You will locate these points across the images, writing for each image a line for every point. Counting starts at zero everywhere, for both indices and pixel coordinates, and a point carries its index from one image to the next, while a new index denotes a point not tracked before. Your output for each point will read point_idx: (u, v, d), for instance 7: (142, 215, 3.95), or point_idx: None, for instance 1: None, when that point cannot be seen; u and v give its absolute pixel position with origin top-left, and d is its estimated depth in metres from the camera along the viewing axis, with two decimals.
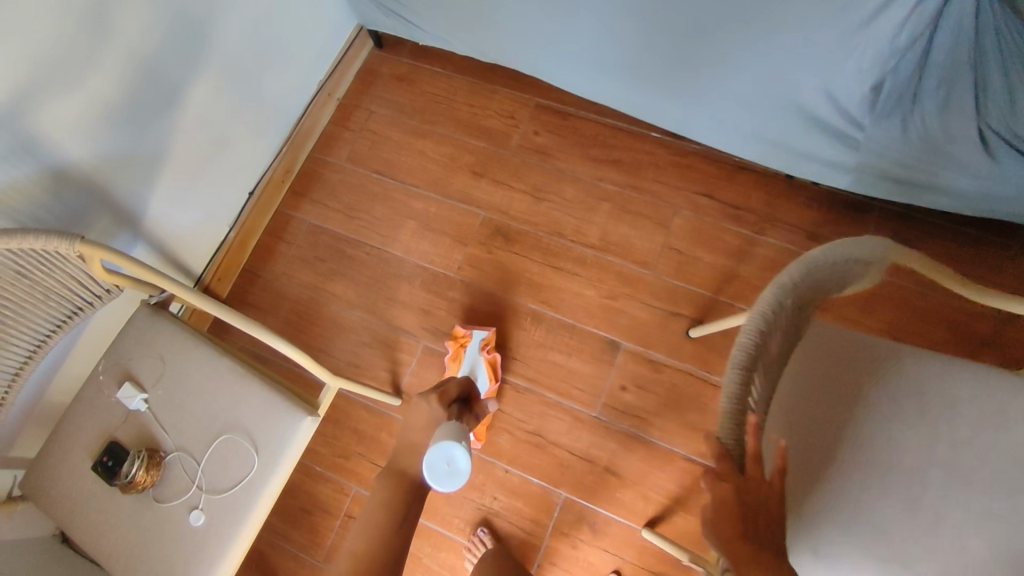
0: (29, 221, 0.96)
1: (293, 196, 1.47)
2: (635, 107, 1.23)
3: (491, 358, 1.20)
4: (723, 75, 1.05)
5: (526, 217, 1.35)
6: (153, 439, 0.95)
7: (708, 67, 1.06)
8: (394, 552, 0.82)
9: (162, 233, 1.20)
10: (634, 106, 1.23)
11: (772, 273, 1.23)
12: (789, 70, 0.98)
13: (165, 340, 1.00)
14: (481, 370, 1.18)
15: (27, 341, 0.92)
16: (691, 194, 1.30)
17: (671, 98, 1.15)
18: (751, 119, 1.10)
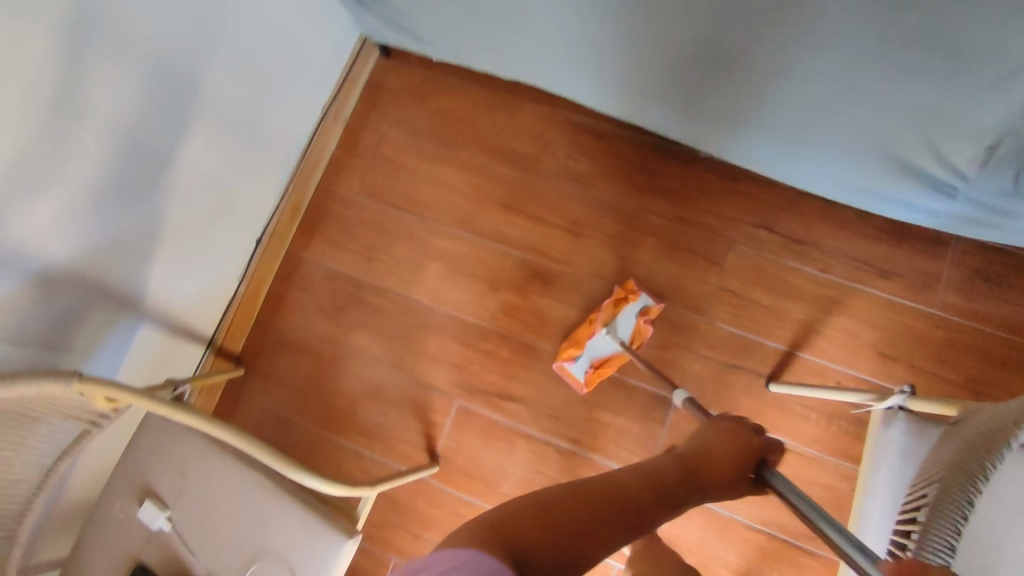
0: (20, 336, 0.83)
1: (304, 235, 1.35)
2: (686, 136, 1.08)
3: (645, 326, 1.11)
4: (803, 114, 0.89)
5: (564, 257, 1.23)
6: (181, 562, 0.88)
7: (785, 104, 0.89)
8: (632, 503, 0.53)
9: (165, 307, 1.09)
10: (684, 135, 1.07)
11: (842, 318, 1.09)
12: (887, 115, 0.82)
13: (181, 449, 0.91)
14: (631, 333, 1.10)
15: (33, 471, 0.83)
16: (745, 226, 1.16)
17: (732, 132, 0.99)
18: (830, 159, 0.95)
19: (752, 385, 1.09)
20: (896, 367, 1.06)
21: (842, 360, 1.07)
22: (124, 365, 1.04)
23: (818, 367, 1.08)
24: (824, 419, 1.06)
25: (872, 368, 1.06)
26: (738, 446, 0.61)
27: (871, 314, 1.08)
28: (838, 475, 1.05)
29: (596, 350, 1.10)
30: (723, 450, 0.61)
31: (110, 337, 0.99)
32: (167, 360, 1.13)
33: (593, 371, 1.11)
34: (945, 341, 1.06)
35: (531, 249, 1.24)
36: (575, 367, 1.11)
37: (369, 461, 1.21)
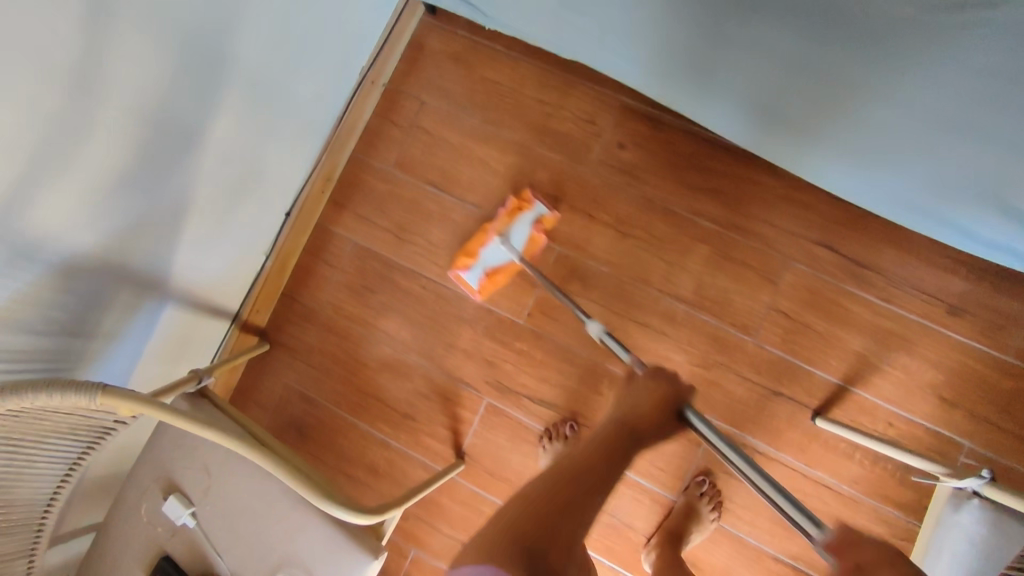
0: (39, 326, 0.79)
1: (334, 207, 1.28)
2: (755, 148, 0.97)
3: (536, 237, 1.16)
4: None
5: (608, 257, 1.15)
6: (207, 559, 0.88)
7: None
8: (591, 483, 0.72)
9: (187, 286, 1.04)
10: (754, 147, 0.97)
11: (902, 356, 1.02)
12: None
13: (207, 448, 0.91)
14: (520, 238, 1.15)
15: (57, 469, 0.81)
16: (807, 242, 1.07)
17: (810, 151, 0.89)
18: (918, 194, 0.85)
19: (795, 415, 1.05)
20: (954, 413, 1.00)
21: (896, 401, 1.02)
22: (146, 347, 1.01)
23: (870, 405, 1.03)
24: (869, 458, 1.02)
25: (927, 411, 1.01)
26: (655, 404, 0.75)
27: (935, 354, 1.01)
28: (875, 516, 1.02)
29: (489, 259, 1.15)
30: (642, 408, 0.76)
31: (132, 320, 0.95)
32: (188, 338, 1.10)
33: (486, 278, 1.15)
34: (1012, 389, 0.99)
35: (572, 245, 1.17)
36: (486, 257, 1.15)
37: (393, 449, 1.20)
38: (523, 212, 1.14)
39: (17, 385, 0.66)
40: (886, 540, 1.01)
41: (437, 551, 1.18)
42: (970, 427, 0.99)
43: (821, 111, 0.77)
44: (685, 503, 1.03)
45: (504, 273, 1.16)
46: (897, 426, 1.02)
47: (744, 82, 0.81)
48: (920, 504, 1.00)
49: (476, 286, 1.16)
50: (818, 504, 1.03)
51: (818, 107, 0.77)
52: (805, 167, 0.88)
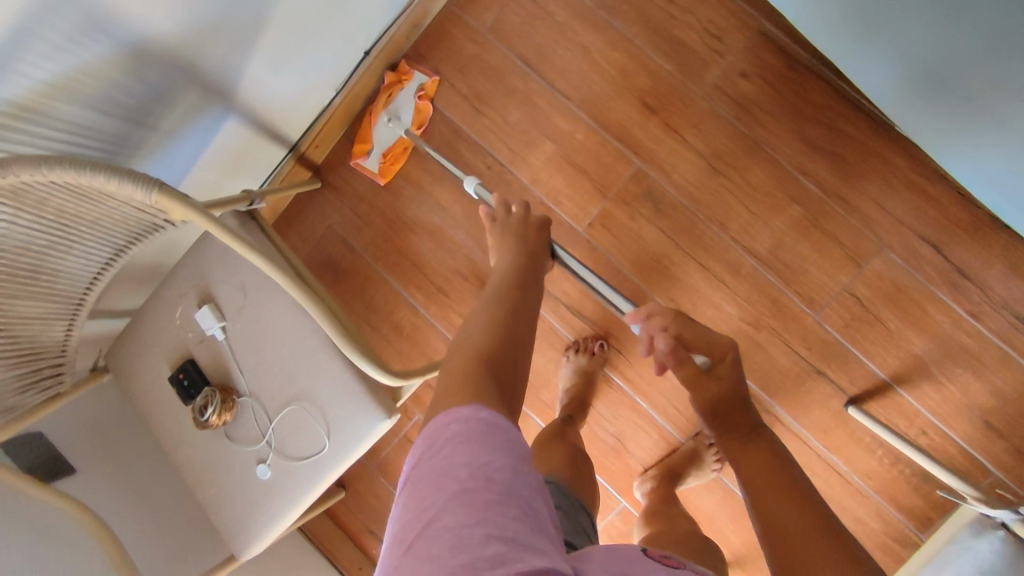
0: (104, 106, 0.77)
1: (415, 58, 1.20)
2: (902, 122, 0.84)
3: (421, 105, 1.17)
4: None
5: (689, 188, 1.08)
6: (228, 374, 0.90)
7: None
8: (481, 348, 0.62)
9: (254, 102, 1.00)
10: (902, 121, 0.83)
11: (962, 373, 0.97)
12: None
13: (248, 269, 0.90)
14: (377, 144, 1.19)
15: (104, 251, 0.81)
16: (907, 230, 0.99)
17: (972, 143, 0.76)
18: None
19: (830, 398, 1.02)
20: (995, 442, 0.96)
21: (939, 413, 0.98)
22: (204, 154, 0.98)
23: (911, 411, 0.99)
24: (889, 459, 1.00)
25: (966, 432, 0.97)
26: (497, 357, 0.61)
27: (1000, 380, 0.96)
28: (874, 513, 1.01)
29: (385, 138, 1.18)
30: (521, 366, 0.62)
31: (195, 123, 0.93)
32: (244, 157, 1.08)
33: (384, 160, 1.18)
34: None
35: (656, 166, 1.09)
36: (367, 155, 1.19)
37: (421, 317, 1.20)
38: (403, 86, 1.18)
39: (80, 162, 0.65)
40: (876, 537, 1.01)
41: None
42: (1008, 461, 0.96)
43: (997, 88, 0.66)
44: (691, 446, 1.05)
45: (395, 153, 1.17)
46: (931, 438, 0.98)
47: (927, 43, 0.69)
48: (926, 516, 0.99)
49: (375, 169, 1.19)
50: (821, 487, 1.02)
51: (987, 84, 0.67)
52: (948, 139, 0.79)
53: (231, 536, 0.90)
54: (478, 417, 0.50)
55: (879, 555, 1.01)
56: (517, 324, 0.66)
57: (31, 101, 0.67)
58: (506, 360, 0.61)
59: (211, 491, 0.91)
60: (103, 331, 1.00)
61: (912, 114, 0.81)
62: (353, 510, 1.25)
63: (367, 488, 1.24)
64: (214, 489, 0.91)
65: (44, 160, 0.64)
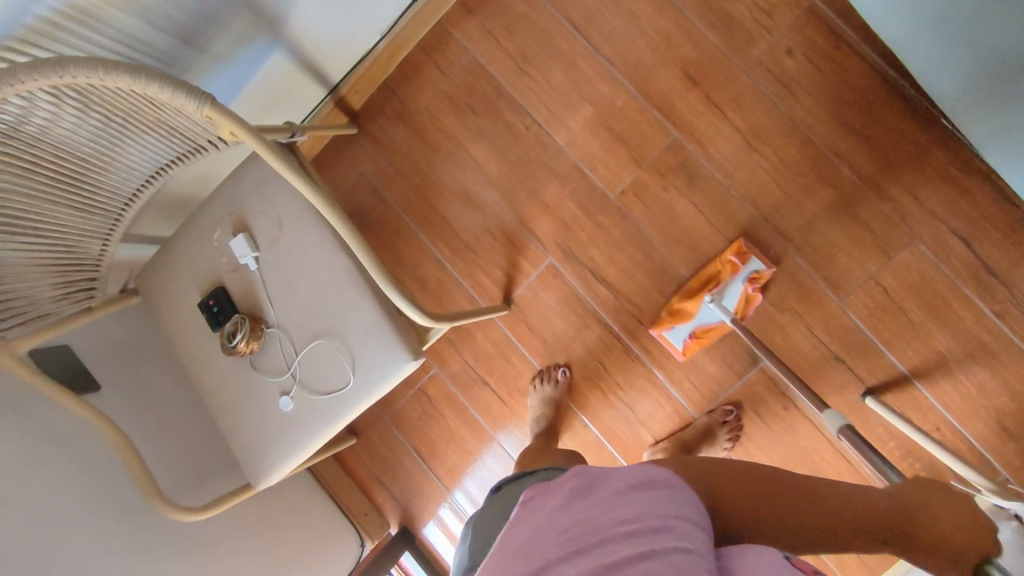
0: (158, 19, 0.76)
1: (461, 10, 1.18)
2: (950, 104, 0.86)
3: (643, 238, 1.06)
4: None
5: (726, 165, 1.08)
6: (258, 304, 0.90)
7: None
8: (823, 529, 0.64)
9: (301, 36, 0.99)
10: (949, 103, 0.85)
11: (981, 372, 0.98)
12: None
13: (285, 201, 0.90)
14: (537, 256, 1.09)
15: (146, 167, 0.81)
16: (941, 225, 0.99)
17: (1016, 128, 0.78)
18: None
19: (846, 386, 1.03)
20: (1007, 443, 0.98)
21: (954, 410, 0.99)
22: (247, 85, 0.98)
23: (926, 405, 1.00)
24: (899, 450, 1.01)
25: (979, 430, 0.98)
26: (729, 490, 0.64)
27: (1018, 382, 0.97)
28: None
29: (703, 318, 1.05)
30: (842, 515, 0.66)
31: (242, 51, 0.92)
32: (285, 93, 1.07)
33: None
34: None
35: (695, 140, 1.09)
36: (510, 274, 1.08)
37: (446, 273, 1.21)
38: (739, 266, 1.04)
39: (136, 67, 0.64)
40: None
41: (454, 376, 1.20)
42: (1017, 463, 0.97)
43: None
44: (703, 423, 1.05)
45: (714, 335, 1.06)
46: (942, 433, 1.00)
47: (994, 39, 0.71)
48: None
49: None
50: (830, 472, 1.03)
51: None
52: (994, 123, 0.81)
53: (249, 464, 0.92)
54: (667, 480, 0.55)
55: None
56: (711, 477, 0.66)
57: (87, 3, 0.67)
58: (752, 511, 0.63)
59: (232, 418, 0.92)
60: (136, 254, 1.00)
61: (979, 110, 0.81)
62: (362, 457, 1.26)
63: (378, 437, 1.25)
64: (235, 417, 0.92)
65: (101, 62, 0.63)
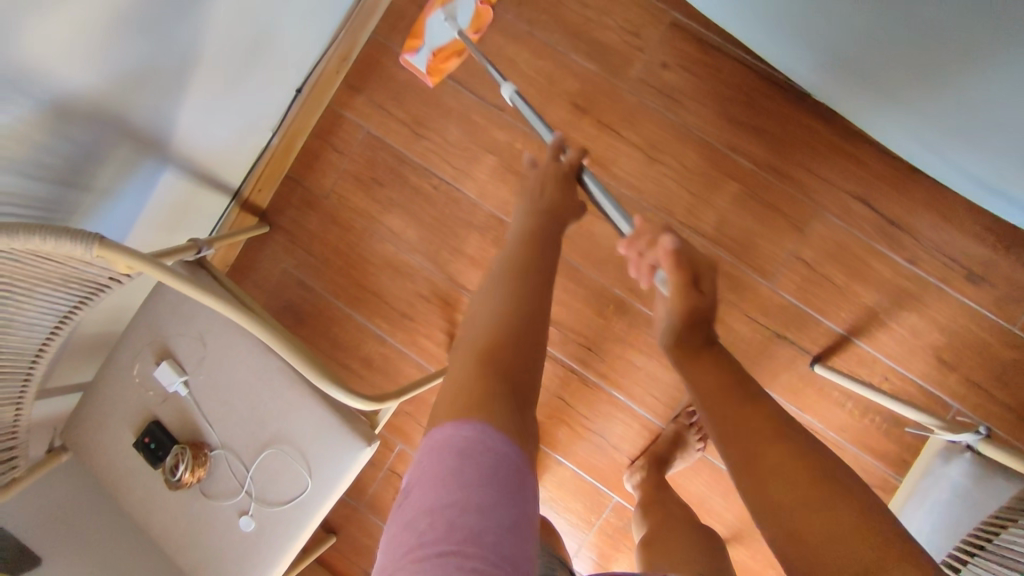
0: (32, 170, 0.74)
1: (348, 91, 1.20)
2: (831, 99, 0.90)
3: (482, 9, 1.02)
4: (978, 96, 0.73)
5: (632, 179, 1.11)
6: (197, 429, 0.87)
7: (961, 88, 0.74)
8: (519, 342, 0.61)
9: (191, 152, 0.99)
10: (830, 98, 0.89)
11: (910, 316, 1.02)
12: None
13: (204, 317, 0.87)
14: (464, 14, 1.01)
15: (45, 321, 0.77)
16: (838, 190, 1.04)
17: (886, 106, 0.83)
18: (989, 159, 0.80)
19: (795, 359, 1.06)
20: (950, 376, 1.01)
21: (898, 358, 1.02)
22: (144, 211, 0.96)
23: (870, 359, 1.03)
24: (859, 409, 1.03)
25: (923, 370, 1.02)
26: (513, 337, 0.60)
27: (943, 316, 1.01)
28: (853, 464, 1.04)
29: (435, 39, 1.02)
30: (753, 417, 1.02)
31: (132, 179, 0.91)
32: (188, 208, 1.05)
33: (432, 58, 1.05)
34: (1013, 362, 1.00)
35: (596, 162, 1.12)
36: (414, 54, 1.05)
37: (389, 346, 1.19)
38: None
39: (15, 228, 0.62)
40: None
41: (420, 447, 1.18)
42: (963, 391, 1.01)
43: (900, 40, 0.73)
44: (673, 431, 1.05)
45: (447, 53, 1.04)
46: (892, 382, 1.03)
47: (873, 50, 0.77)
48: (903, 459, 1.02)
49: (423, 70, 1.07)
50: None
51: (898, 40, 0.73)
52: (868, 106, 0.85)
53: None
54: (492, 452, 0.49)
55: None
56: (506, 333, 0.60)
57: None
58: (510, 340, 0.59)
59: (194, 556, 0.88)
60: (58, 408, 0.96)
61: (845, 89, 0.85)
62: (348, 554, 1.22)
63: (359, 528, 1.22)
64: (197, 553, 0.87)
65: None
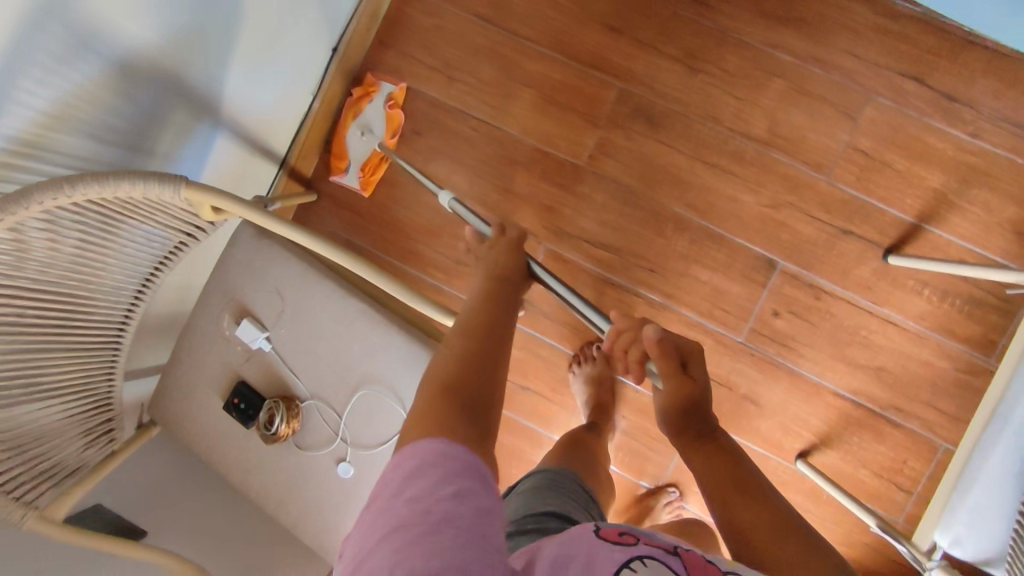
0: (102, 133, 0.74)
1: (377, 45, 1.18)
2: None
3: (393, 114, 1.16)
4: None
5: (677, 94, 1.09)
6: (284, 383, 0.87)
7: None
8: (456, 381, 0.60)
9: (241, 115, 0.98)
10: None
11: (981, 192, 1.00)
12: None
13: (279, 270, 0.86)
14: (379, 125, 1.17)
15: (130, 284, 0.77)
16: (892, 76, 1.02)
17: None
18: None
19: (865, 254, 1.04)
20: None
21: (973, 238, 1.01)
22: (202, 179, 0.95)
23: (944, 243, 1.02)
24: (937, 295, 1.02)
25: (1001, 246, 1.00)
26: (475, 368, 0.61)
27: (1014, 188, 0.99)
28: (938, 352, 1.03)
29: (363, 153, 1.18)
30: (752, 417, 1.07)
31: (189, 145, 0.90)
32: (240, 176, 1.05)
33: (364, 173, 1.17)
34: None
35: (639, 83, 1.10)
36: (346, 173, 1.18)
37: (450, 297, 1.18)
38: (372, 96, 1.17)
39: (102, 175, 0.62)
40: (947, 375, 1.03)
41: None
42: None
43: None
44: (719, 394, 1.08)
45: (376, 168, 1.17)
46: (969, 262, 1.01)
47: None
48: (988, 339, 1.01)
49: (358, 184, 1.18)
50: (880, 340, 1.04)
51: None
52: None
53: (331, 546, 0.87)
54: (433, 446, 0.52)
55: (952, 390, 1.03)
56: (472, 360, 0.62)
57: (31, 135, 0.65)
58: (476, 377, 0.61)
59: (297, 509, 0.88)
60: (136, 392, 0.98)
61: None
62: None
63: None
64: (299, 506, 0.88)
65: (66, 179, 0.61)
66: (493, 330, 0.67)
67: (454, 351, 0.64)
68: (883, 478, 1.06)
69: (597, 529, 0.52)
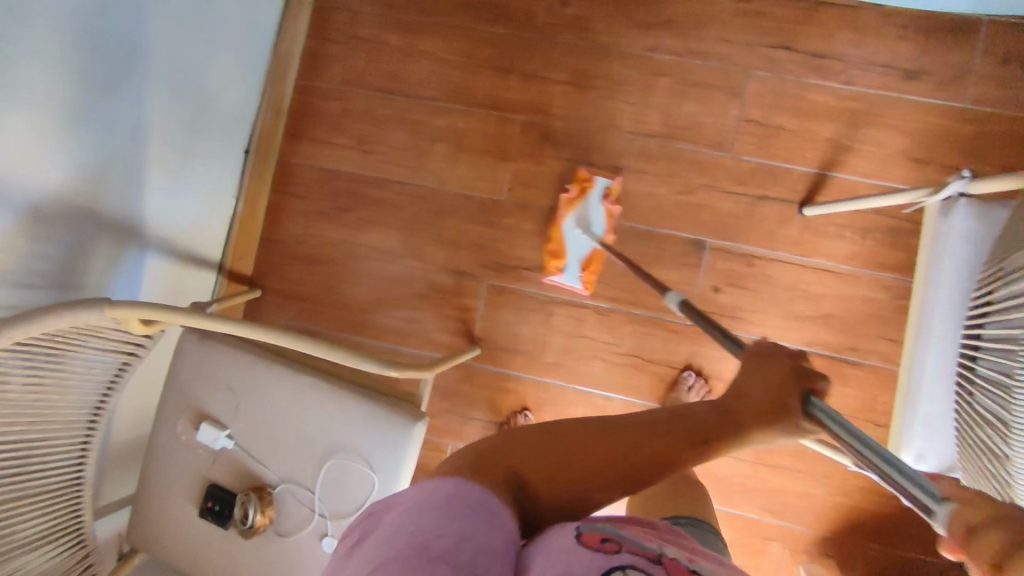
0: (28, 278, 0.77)
1: (291, 138, 1.24)
2: None
3: None
4: None
5: (573, 112, 1.15)
6: (253, 475, 0.88)
7: None
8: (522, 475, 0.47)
9: (167, 233, 1.03)
10: None
11: (871, 130, 1.05)
12: None
13: (227, 367, 0.89)
14: None
15: (82, 412, 0.81)
16: (762, 48, 1.08)
17: None
18: None
19: (784, 213, 1.08)
20: (930, 171, 1.04)
21: (876, 174, 1.05)
22: (138, 299, 1.00)
23: (851, 185, 1.06)
24: (860, 235, 1.06)
25: (905, 176, 1.05)
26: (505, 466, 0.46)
27: (898, 119, 1.05)
28: (874, 286, 1.06)
29: None
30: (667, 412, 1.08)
31: (118, 272, 0.94)
32: (178, 288, 1.10)
33: None
34: (980, 135, 1.03)
35: (536, 111, 1.16)
36: None
37: (409, 355, 1.20)
38: None
39: (29, 314, 0.65)
40: (893, 308, 1.06)
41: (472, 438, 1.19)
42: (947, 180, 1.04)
43: None
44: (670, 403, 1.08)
45: None
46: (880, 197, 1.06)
47: None
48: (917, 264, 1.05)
49: None
50: (820, 290, 1.07)
51: None
52: None
53: None
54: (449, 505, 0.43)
55: (900, 320, 1.05)
56: (574, 463, 0.47)
57: None
58: (558, 471, 0.47)
59: None
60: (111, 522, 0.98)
61: None
62: None
63: None
64: None
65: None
66: (600, 456, 0.47)
67: (555, 455, 0.48)
68: (863, 422, 1.06)
69: (581, 530, 0.43)
